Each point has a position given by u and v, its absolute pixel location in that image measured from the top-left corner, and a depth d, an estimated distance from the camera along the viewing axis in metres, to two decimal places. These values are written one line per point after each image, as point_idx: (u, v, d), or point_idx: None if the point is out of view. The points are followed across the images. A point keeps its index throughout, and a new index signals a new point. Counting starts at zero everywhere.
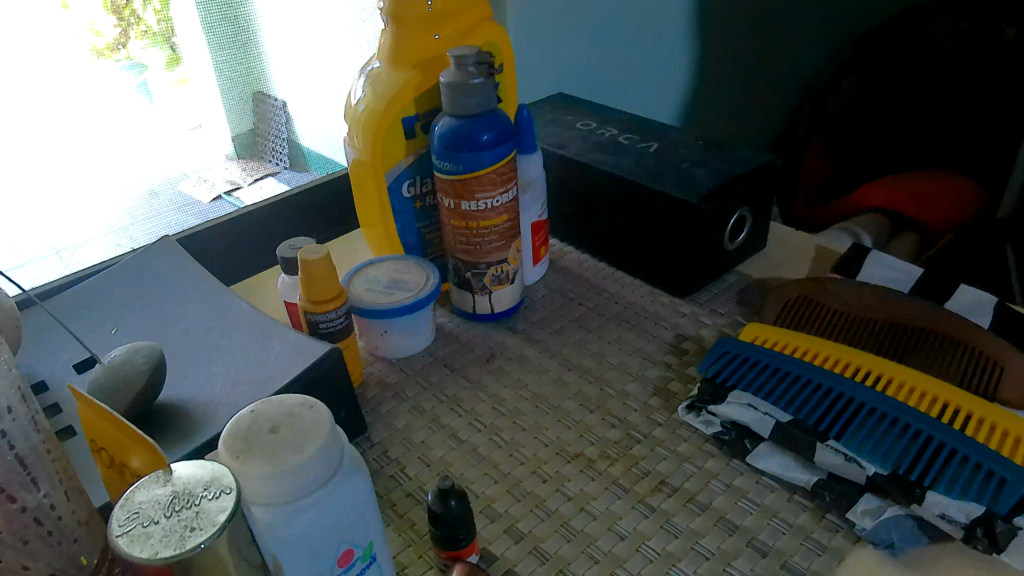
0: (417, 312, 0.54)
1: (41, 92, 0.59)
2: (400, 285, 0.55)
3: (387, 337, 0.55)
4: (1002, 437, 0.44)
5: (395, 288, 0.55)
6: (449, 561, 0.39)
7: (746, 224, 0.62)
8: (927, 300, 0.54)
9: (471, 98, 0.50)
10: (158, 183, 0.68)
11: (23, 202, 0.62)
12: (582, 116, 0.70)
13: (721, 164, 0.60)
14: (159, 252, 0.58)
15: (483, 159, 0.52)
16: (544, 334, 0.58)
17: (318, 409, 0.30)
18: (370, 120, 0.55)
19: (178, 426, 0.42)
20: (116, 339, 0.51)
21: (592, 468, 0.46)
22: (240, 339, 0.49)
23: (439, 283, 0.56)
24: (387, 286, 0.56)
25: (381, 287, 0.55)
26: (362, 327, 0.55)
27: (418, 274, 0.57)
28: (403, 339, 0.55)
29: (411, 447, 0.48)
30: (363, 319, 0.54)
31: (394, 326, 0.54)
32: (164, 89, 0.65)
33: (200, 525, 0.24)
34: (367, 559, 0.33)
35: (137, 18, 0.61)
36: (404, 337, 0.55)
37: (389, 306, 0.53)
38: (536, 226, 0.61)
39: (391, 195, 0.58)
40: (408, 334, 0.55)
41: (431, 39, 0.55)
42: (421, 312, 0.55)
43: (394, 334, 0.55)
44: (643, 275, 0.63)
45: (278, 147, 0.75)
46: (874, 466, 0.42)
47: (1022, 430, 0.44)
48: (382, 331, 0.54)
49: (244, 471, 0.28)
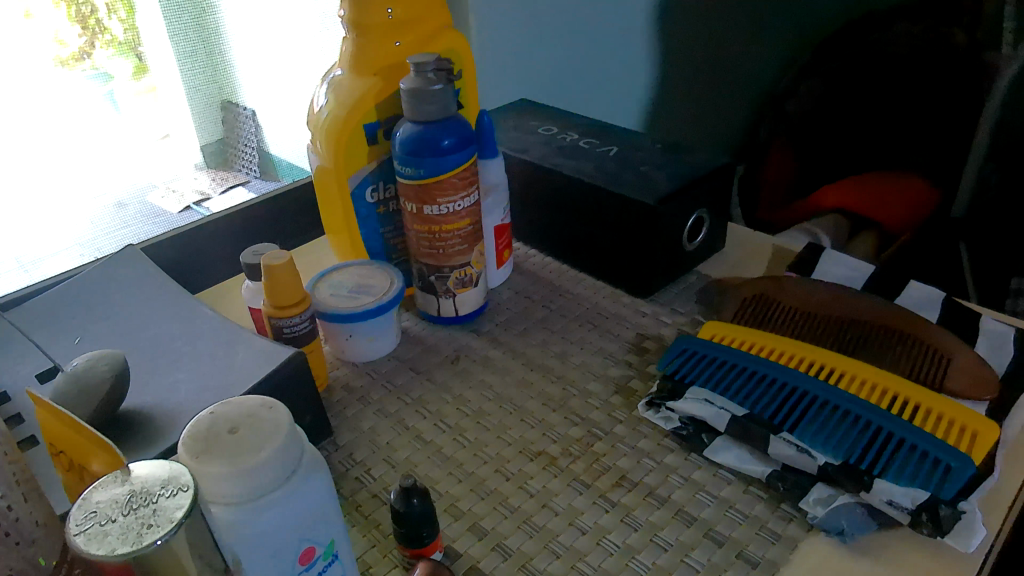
0: (382, 315, 0.55)
1: (19, 103, 0.60)
2: (365, 290, 0.56)
3: (352, 341, 0.55)
4: (948, 426, 0.45)
5: (359, 293, 0.56)
6: (414, 559, 0.40)
7: (704, 225, 0.63)
8: (877, 296, 0.56)
9: (431, 105, 0.51)
10: (125, 195, 0.68)
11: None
12: (543, 121, 0.71)
13: (679, 166, 0.61)
14: (123, 261, 0.58)
15: (444, 163, 0.53)
16: (508, 336, 0.59)
17: (277, 409, 0.31)
18: (332, 126, 0.56)
19: (141, 434, 0.42)
20: (79, 348, 0.51)
21: (553, 466, 0.47)
22: (205, 345, 0.49)
23: (404, 288, 0.56)
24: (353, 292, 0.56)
25: (345, 291, 0.55)
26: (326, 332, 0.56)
27: (384, 280, 0.57)
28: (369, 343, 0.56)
29: (377, 449, 0.48)
30: (328, 324, 0.55)
31: (359, 330, 0.55)
32: (131, 99, 0.66)
33: (157, 522, 0.24)
34: (328, 557, 0.33)
35: (101, 28, 0.60)
36: (369, 341, 0.55)
37: (353, 310, 0.54)
38: (498, 230, 0.61)
39: (355, 201, 0.59)
40: (373, 337, 0.56)
41: (392, 47, 0.56)
42: (386, 315, 0.55)
43: (358, 338, 0.55)
44: (605, 276, 0.64)
45: (246, 157, 0.75)
46: (824, 454, 0.44)
47: (966, 420, 0.45)
48: (347, 335, 0.55)
49: (204, 471, 0.28)
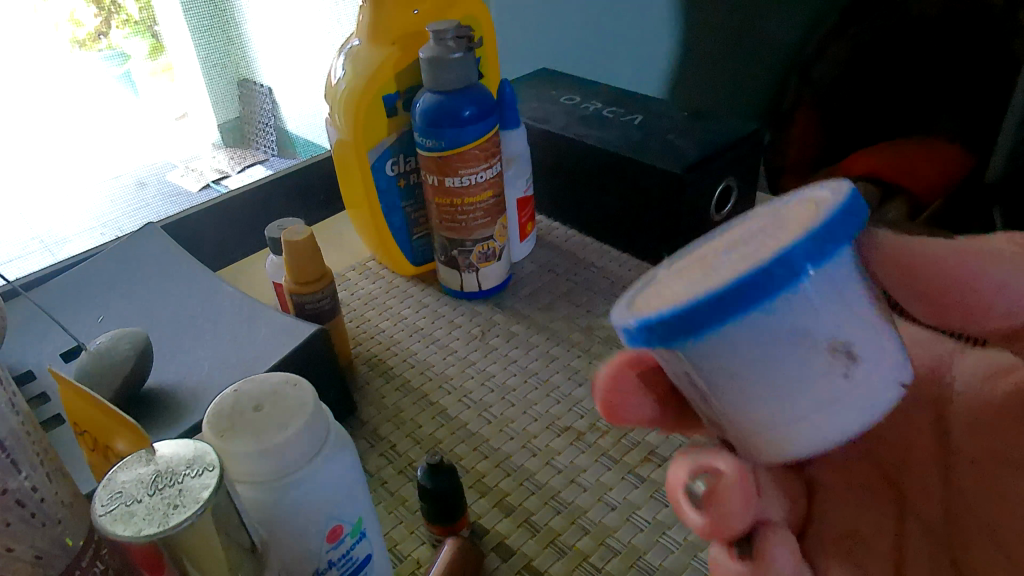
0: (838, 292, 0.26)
1: (42, 92, 0.61)
2: (778, 219, 0.28)
3: (852, 385, 0.27)
4: None
5: (754, 232, 0.28)
6: (442, 536, 0.40)
7: (733, 194, 0.62)
8: None
9: (451, 73, 0.50)
10: (144, 173, 0.67)
11: (25, 193, 0.63)
12: (565, 90, 0.69)
13: (706, 134, 0.59)
14: (142, 240, 0.57)
15: (465, 135, 0.51)
16: (532, 310, 0.58)
17: (301, 386, 0.30)
18: (350, 99, 0.55)
19: (165, 412, 0.42)
20: (102, 327, 0.51)
21: (581, 441, 0.46)
22: (227, 322, 0.49)
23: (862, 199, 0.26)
24: (717, 257, 0.28)
25: (701, 246, 0.31)
26: (682, 331, 0.25)
27: (803, 210, 0.28)
28: (826, 361, 0.27)
29: (401, 425, 0.48)
30: (693, 296, 0.25)
31: (809, 363, 0.26)
32: (147, 80, 0.65)
33: (184, 502, 0.24)
34: (356, 535, 0.33)
35: (116, 7, 0.60)
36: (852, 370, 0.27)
37: (822, 209, 0.26)
38: (521, 203, 0.60)
39: (374, 174, 0.58)
40: (804, 367, 0.27)
41: (410, 15, 0.54)
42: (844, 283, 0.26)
43: (803, 399, 0.27)
44: (630, 248, 0.63)
45: (264, 135, 0.75)
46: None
47: None
48: (790, 374, 0.27)
49: (230, 449, 0.28)
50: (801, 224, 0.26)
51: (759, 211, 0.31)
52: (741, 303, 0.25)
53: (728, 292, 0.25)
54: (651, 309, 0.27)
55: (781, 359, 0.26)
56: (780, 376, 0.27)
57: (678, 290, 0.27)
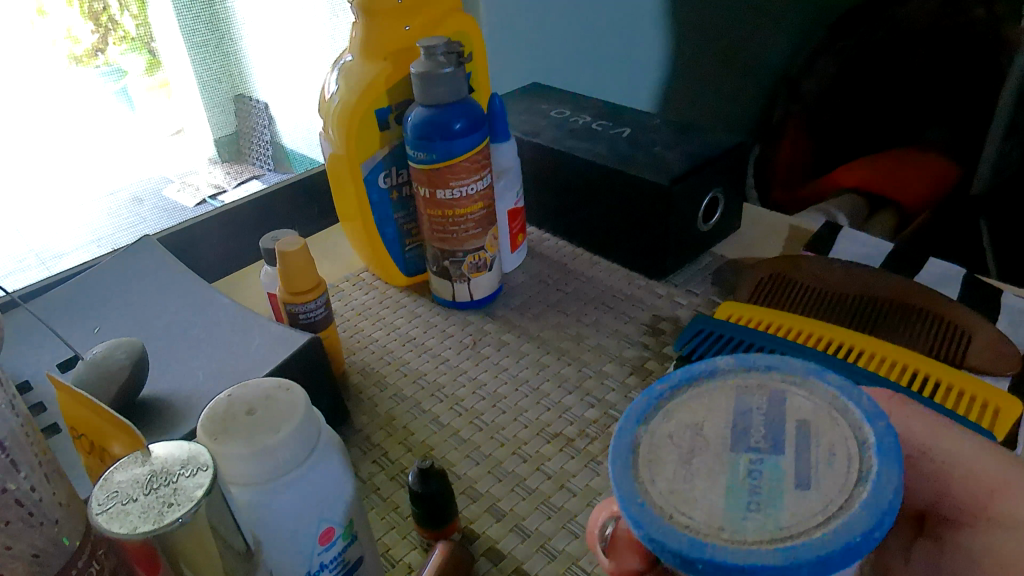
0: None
1: (42, 109, 0.62)
2: (803, 430, 0.27)
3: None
4: (972, 404, 0.45)
5: (783, 437, 0.27)
6: (433, 540, 0.40)
7: (719, 205, 0.63)
8: (895, 275, 0.56)
9: (442, 88, 0.51)
10: (140, 189, 0.68)
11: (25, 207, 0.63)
12: (554, 104, 0.71)
13: (693, 146, 0.61)
14: (139, 252, 0.58)
15: (456, 147, 0.53)
16: (523, 319, 0.59)
17: (293, 390, 0.31)
18: (343, 113, 0.56)
19: (160, 420, 0.43)
20: (99, 337, 0.51)
21: (571, 447, 0.47)
22: (222, 332, 0.50)
23: (896, 439, 0.26)
24: (739, 463, 0.27)
25: (693, 402, 0.29)
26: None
27: (838, 431, 0.27)
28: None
29: (393, 433, 0.49)
30: (797, 548, 0.24)
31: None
32: (144, 95, 0.66)
33: (178, 501, 0.24)
34: (347, 538, 0.33)
35: (114, 24, 0.61)
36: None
37: (875, 448, 0.26)
38: (512, 214, 0.62)
39: (367, 186, 0.59)
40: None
41: (402, 31, 0.56)
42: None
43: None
44: (618, 258, 0.64)
45: (261, 150, 0.76)
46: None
47: (1001, 403, 0.45)
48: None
49: (223, 452, 0.29)
50: (858, 469, 0.25)
51: (733, 377, 0.30)
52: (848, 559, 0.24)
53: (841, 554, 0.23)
54: (718, 543, 0.24)
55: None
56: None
57: (733, 515, 0.25)
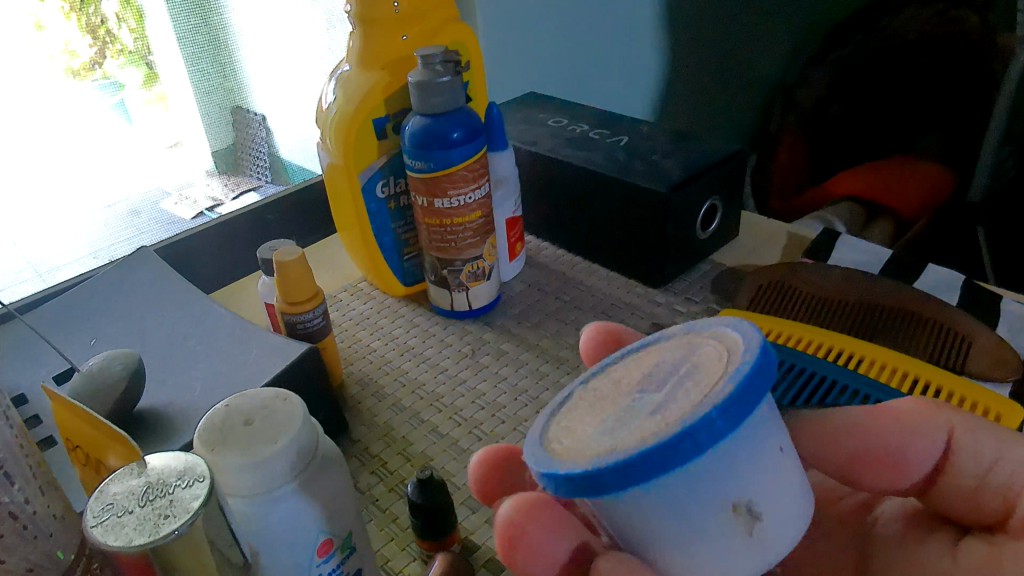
0: (745, 473, 0.26)
1: (41, 122, 0.62)
2: (691, 370, 0.27)
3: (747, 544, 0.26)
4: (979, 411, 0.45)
5: (670, 377, 0.28)
6: (432, 551, 0.40)
7: (718, 212, 0.63)
8: (895, 282, 0.56)
9: (438, 97, 0.51)
10: (137, 202, 0.68)
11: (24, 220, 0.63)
12: (552, 114, 0.71)
13: (690, 154, 0.61)
14: (136, 263, 0.58)
15: (454, 156, 0.52)
16: (522, 328, 0.58)
17: (290, 401, 0.31)
18: (340, 123, 0.56)
19: (157, 432, 0.42)
20: (95, 349, 0.51)
21: None
22: (219, 343, 0.49)
23: (753, 369, 0.25)
24: (625, 402, 0.28)
25: (629, 365, 0.31)
26: (603, 486, 0.24)
27: (715, 369, 0.26)
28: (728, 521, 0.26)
29: (392, 443, 0.48)
30: (612, 455, 0.25)
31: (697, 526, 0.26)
32: (141, 108, 0.66)
33: (174, 513, 0.24)
34: (346, 550, 0.33)
35: (111, 37, 0.61)
36: (788, 454, 0.28)
37: (731, 372, 0.25)
38: (510, 223, 0.61)
39: (365, 196, 0.59)
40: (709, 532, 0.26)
41: (399, 41, 0.56)
42: (757, 428, 0.26)
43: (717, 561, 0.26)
44: (617, 267, 0.64)
45: (258, 162, 0.76)
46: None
47: (1006, 410, 0.44)
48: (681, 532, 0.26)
49: (220, 463, 0.28)
50: (706, 393, 0.25)
51: (672, 338, 0.30)
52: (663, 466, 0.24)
53: (642, 455, 0.24)
54: (562, 460, 0.26)
55: (688, 519, 0.26)
56: (687, 532, 0.26)
57: (589, 438, 0.27)
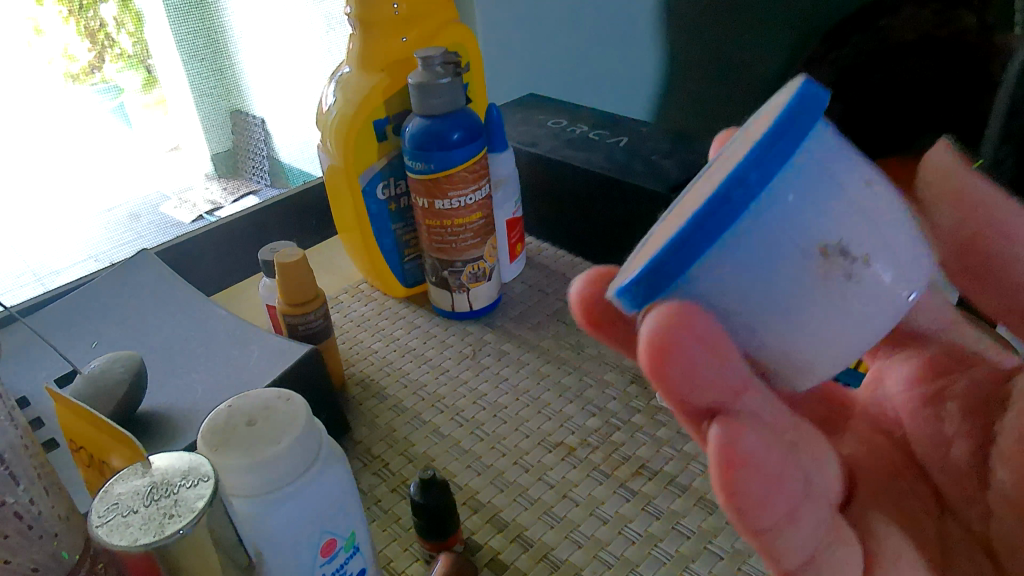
0: (831, 180, 0.26)
1: (40, 127, 0.62)
2: (758, 125, 0.28)
3: (856, 286, 0.27)
4: None
5: (741, 144, 0.29)
6: (434, 552, 0.40)
7: None
8: None
9: (438, 99, 0.51)
10: (137, 206, 0.68)
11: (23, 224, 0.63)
12: (551, 115, 0.71)
13: (689, 155, 0.61)
14: (137, 266, 0.58)
15: (454, 157, 0.53)
16: (522, 329, 0.59)
17: (293, 400, 0.31)
18: (341, 125, 0.56)
19: (159, 434, 0.42)
20: (97, 351, 0.51)
21: (572, 456, 0.46)
22: (220, 345, 0.50)
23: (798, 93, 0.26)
24: (707, 185, 0.29)
25: (720, 154, 0.32)
26: (658, 287, 0.26)
27: (769, 115, 0.28)
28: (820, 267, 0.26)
29: (394, 444, 0.48)
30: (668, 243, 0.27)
31: (790, 282, 0.26)
32: (140, 112, 0.66)
33: (179, 512, 0.24)
34: (349, 549, 0.33)
35: (110, 42, 0.62)
36: (871, 188, 0.27)
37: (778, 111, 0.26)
38: (511, 224, 0.62)
39: (365, 198, 0.59)
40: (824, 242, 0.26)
41: (399, 43, 0.56)
42: (830, 152, 0.26)
43: (835, 317, 0.27)
44: (617, 267, 0.64)
45: (258, 165, 0.76)
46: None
47: None
48: (785, 295, 0.26)
49: (224, 463, 0.28)
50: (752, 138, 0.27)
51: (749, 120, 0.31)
52: (682, 258, 0.26)
53: (671, 252, 0.26)
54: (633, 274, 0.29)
55: (781, 281, 0.26)
56: (798, 284, 0.26)
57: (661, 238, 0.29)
